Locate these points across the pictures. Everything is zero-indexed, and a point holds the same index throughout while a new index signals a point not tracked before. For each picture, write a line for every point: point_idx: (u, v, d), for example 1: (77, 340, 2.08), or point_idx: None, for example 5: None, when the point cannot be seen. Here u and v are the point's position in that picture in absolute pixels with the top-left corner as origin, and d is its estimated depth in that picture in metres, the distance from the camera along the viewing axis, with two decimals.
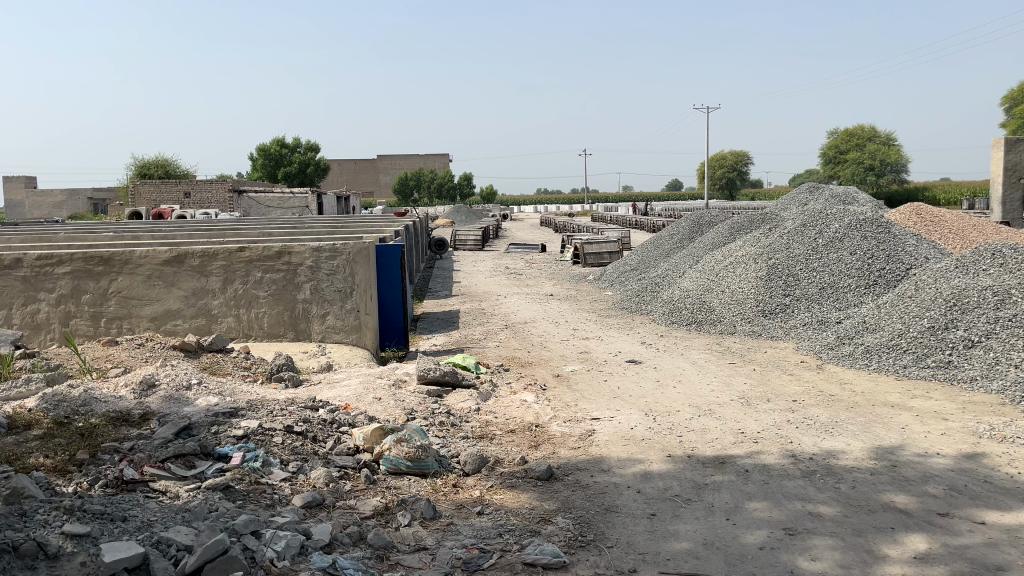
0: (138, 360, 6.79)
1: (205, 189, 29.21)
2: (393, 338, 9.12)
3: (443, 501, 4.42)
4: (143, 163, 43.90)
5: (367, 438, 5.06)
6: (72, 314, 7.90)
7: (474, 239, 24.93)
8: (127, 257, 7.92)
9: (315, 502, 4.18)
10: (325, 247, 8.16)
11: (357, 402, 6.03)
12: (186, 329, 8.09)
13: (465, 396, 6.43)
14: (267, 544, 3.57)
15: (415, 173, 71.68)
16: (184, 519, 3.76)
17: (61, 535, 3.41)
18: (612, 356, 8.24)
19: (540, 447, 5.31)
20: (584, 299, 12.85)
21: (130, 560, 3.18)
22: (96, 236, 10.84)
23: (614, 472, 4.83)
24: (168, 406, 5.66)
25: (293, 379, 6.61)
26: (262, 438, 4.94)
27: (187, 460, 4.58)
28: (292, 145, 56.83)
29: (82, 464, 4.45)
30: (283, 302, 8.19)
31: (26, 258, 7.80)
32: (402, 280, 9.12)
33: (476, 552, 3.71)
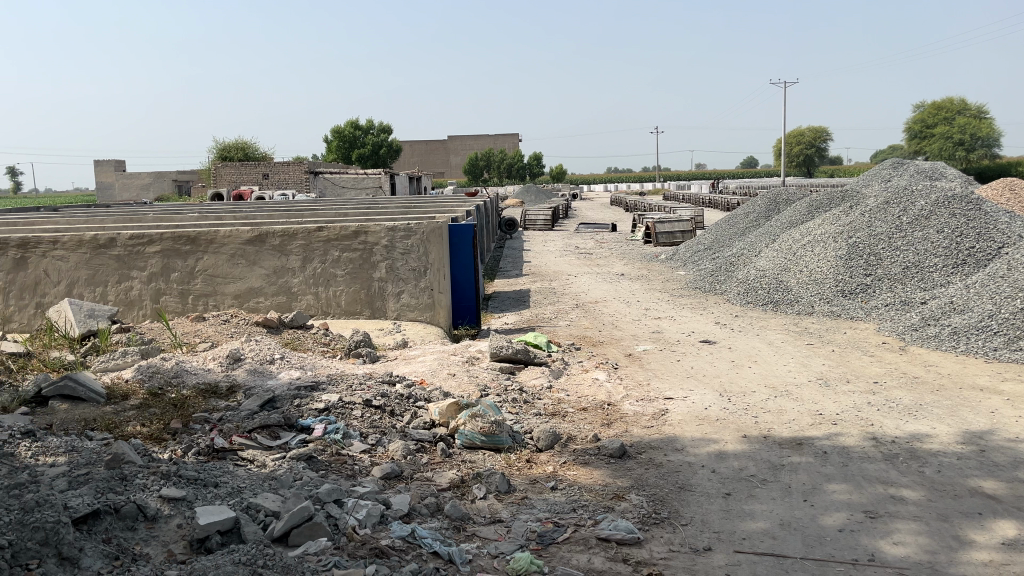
0: (224, 335, 7.07)
1: (283, 170, 30.03)
2: (465, 316, 9.25)
3: (518, 476, 4.49)
4: (223, 146, 45.33)
5: (443, 413, 5.17)
6: (162, 291, 8.28)
7: (545, 219, 24.96)
8: (212, 237, 8.22)
9: (394, 473, 4.31)
10: (400, 227, 8.30)
11: (433, 378, 6.17)
12: (268, 306, 8.38)
13: (538, 373, 6.49)
14: (349, 512, 3.70)
15: (486, 153, 71.89)
16: (271, 486, 3.94)
17: (159, 498, 3.63)
18: (685, 336, 8.16)
19: (613, 426, 5.32)
20: (656, 279, 12.73)
21: (222, 524, 3.35)
22: (182, 217, 11.29)
23: (687, 451, 4.81)
24: (253, 379, 5.89)
25: (370, 355, 6.79)
26: (343, 411, 5.11)
27: (272, 431, 4.77)
28: (365, 125, 57.68)
29: (174, 433, 4.68)
30: (360, 281, 8.39)
31: (119, 238, 8.17)
32: (474, 259, 9.22)
33: (550, 526, 3.77)
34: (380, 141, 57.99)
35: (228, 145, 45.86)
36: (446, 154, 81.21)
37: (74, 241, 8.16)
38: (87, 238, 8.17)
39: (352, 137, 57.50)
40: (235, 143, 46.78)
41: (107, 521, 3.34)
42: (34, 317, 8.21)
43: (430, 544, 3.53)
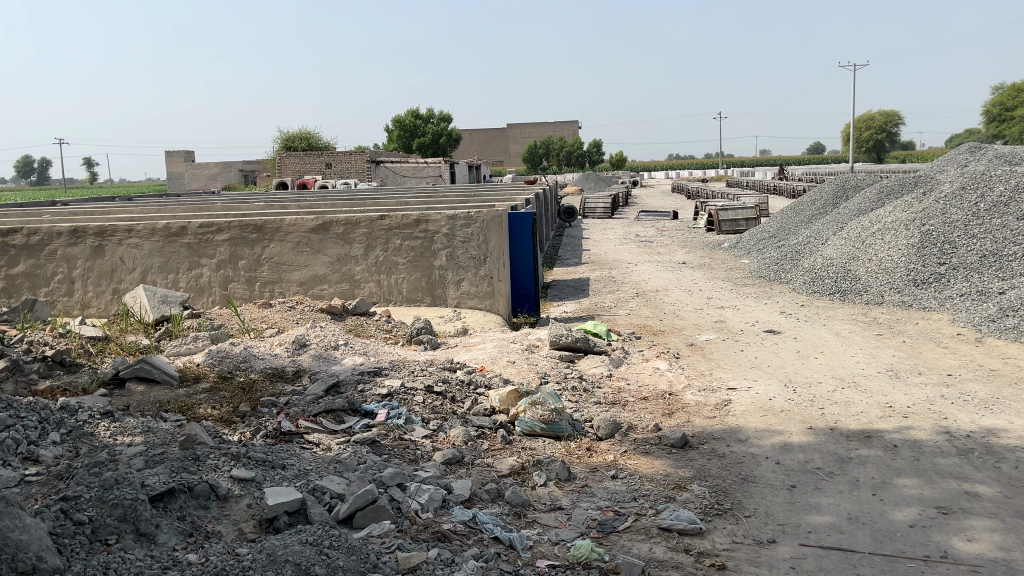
0: (290, 321, 7.24)
1: (346, 160, 30.52)
2: (525, 305, 9.27)
3: (578, 464, 4.49)
4: (288, 136, 46.26)
5: (503, 400, 5.20)
6: (230, 278, 8.51)
7: (604, 207, 24.81)
8: (278, 225, 8.41)
9: (455, 458, 4.36)
10: (460, 216, 8.35)
11: (493, 366, 6.20)
12: (331, 294, 8.54)
13: (598, 361, 6.47)
14: (411, 496, 3.76)
15: (545, 141, 71.68)
16: (336, 469, 4.03)
17: (230, 479, 3.75)
18: (749, 325, 8.02)
19: (675, 415, 5.27)
20: (719, 268, 12.53)
21: (290, 505, 3.45)
22: (249, 206, 11.56)
23: (751, 442, 4.74)
24: (318, 364, 6.03)
25: (432, 341, 6.86)
26: (405, 397, 5.18)
27: (337, 415, 4.88)
28: (426, 115, 58.11)
29: (243, 416, 4.82)
30: (421, 269, 8.48)
31: (190, 227, 8.43)
32: (534, 247, 9.22)
33: (611, 515, 3.77)
34: (440, 130, 58.36)
35: (292, 135, 46.76)
36: (506, 142, 81.26)
37: (148, 229, 8.44)
38: (159, 227, 8.45)
39: (413, 126, 58.03)
40: (299, 133, 47.69)
41: (181, 499, 3.46)
42: (111, 302, 8.53)
43: (491, 529, 3.56)
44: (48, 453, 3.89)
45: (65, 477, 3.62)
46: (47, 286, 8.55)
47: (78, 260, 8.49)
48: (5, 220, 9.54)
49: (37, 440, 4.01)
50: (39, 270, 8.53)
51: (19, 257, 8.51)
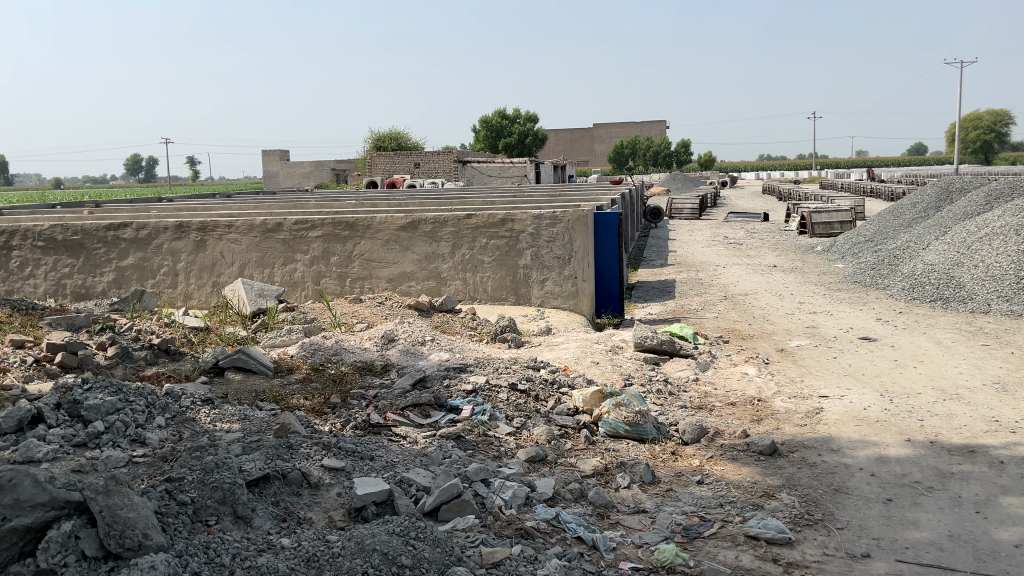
0: (379, 316, 7.41)
1: (434, 159, 31.01)
2: (609, 305, 9.21)
3: (663, 468, 4.43)
4: (378, 135, 47.33)
5: (587, 400, 5.18)
6: (323, 274, 8.77)
7: (692, 208, 24.42)
8: (369, 223, 8.62)
9: (539, 457, 4.38)
10: (546, 215, 8.37)
11: (577, 366, 6.19)
12: (419, 291, 8.69)
13: (683, 365, 6.37)
14: (495, 492, 3.80)
15: (632, 141, 71.01)
16: (422, 462, 4.11)
17: (321, 467, 3.88)
18: (843, 332, 7.75)
19: (763, 422, 5.15)
20: (811, 272, 12.15)
21: (378, 496, 3.54)
22: (340, 204, 11.83)
23: (843, 453, 4.58)
24: (406, 359, 6.16)
25: (516, 340, 6.90)
26: (489, 393, 5.24)
27: (423, 409, 4.97)
28: (512, 115, 58.40)
29: (334, 407, 4.97)
30: (506, 267, 8.54)
31: (286, 223, 8.73)
32: (620, 247, 9.15)
33: (696, 520, 3.71)
34: (526, 130, 58.57)
35: (382, 134, 47.75)
36: (591, 142, 80.86)
37: (246, 225, 8.79)
38: (257, 223, 8.79)
39: (500, 126, 58.48)
40: (388, 132, 48.71)
41: (275, 486, 3.60)
42: (211, 294, 8.92)
43: (574, 529, 3.56)
44: (153, 436, 4.11)
45: (169, 459, 3.81)
46: (153, 278, 8.98)
47: (182, 253, 8.90)
48: (115, 215, 10.07)
49: (144, 424, 4.24)
50: (146, 263, 8.97)
51: (128, 251, 8.98)
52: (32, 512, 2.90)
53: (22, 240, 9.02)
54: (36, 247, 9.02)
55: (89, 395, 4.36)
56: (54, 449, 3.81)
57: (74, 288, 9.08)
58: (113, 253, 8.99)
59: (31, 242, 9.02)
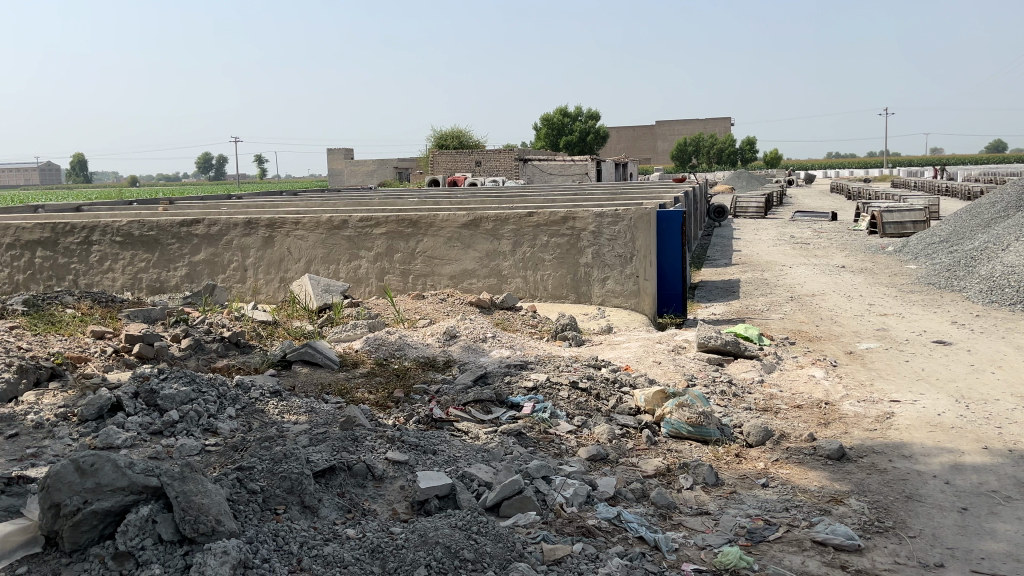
0: (441, 313, 7.48)
1: (495, 158, 31.18)
2: (671, 305, 9.11)
3: (727, 470, 4.37)
4: (441, 134, 47.75)
5: (649, 400, 5.12)
6: (386, 270, 8.91)
7: (757, 207, 23.96)
8: (431, 220, 8.71)
9: (600, 456, 4.36)
10: (608, 213, 8.32)
11: (638, 365, 6.15)
12: (480, 288, 8.75)
13: (748, 366, 6.26)
14: (556, 489, 3.80)
15: (695, 139, 70.09)
16: (484, 458, 4.14)
17: (386, 461, 3.96)
18: (915, 335, 7.51)
19: (831, 426, 5.03)
20: (882, 273, 11.80)
21: (440, 489, 3.58)
22: (404, 202, 11.95)
23: (916, 459, 4.44)
24: (467, 355, 6.20)
25: (576, 338, 6.87)
26: (550, 391, 5.24)
27: (485, 406, 5.01)
28: (574, 112, 58.20)
29: (397, 401, 5.04)
30: (567, 266, 8.52)
31: (351, 221, 8.89)
32: (683, 246, 9.04)
33: (761, 524, 3.65)
34: (587, 128, 58.32)
35: (444, 132, 48.18)
36: (654, 139, 80.04)
37: (313, 222, 8.98)
38: (323, 220, 8.97)
39: (561, 124, 58.38)
40: (450, 131, 49.07)
41: (341, 477, 3.68)
42: (279, 289, 9.14)
43: (636, 528, 3.53)
44: (225, 425, 4.23)
45: (240, 448, 3.92)
46: (223, 273, 9.24)
47: (251, 249, 9.14)
48: (188, 212, 10.40)
49: (216, 414, 4.38)
50: (217, 258, 9.24)
51: (201, 246, 9.26)
52: (111, 496, 3.02)
53: (101, 236, 9.39)
54: (115, 241, 9.38)
55: (165, 385, 4.53)
56: (131, 436, 3.97)
57: (150, 282, 9.41)
58: (186, 248, 9.29)
59: (110, 237, 9.38)
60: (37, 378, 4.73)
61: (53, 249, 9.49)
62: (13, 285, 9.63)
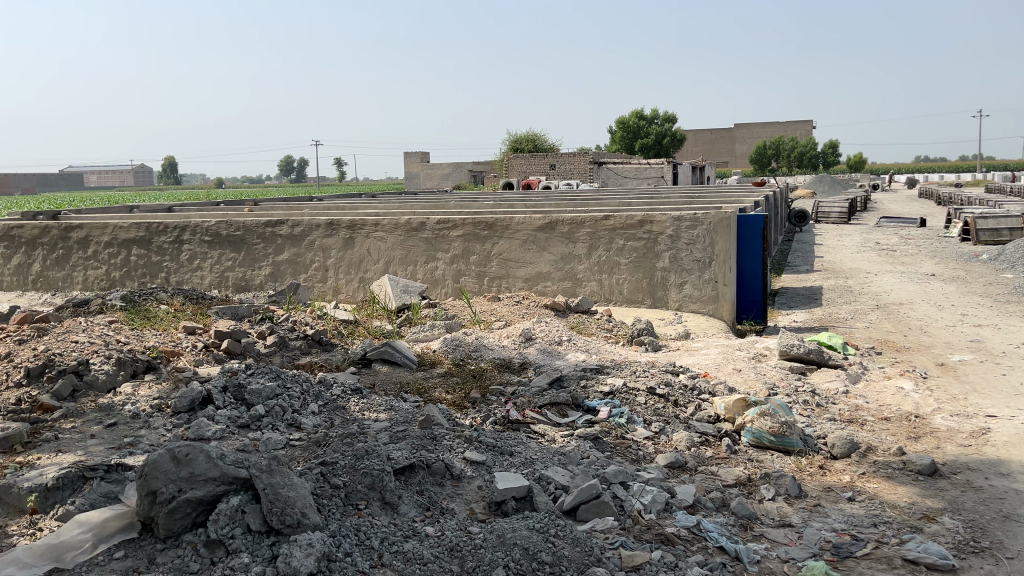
0: (517, 315, 7.50)
1: (570, 161, 31.14)
2: (750, 312, 8.92)
3: (810, 482, 4.24)
4: (516, 138, 47.97)
5: (729, 408, 5.01)
6: (462, 272, 9.00)
7: (840, 212, 23.25)
8: (507, 223, 8.75)
9: (678, 463, 4.30)
10: (687, 217, 8.20)
11: (717, 372, 6.04)
12: (555, 291, 8.74)
13: (832, 375, 6.07)
14: (634, 495, 3.77)
15: (774, 142, 68.48)
16: (561, 461, 4.13)
17: (463, 460, 3.99)
18: (1012, 348, 7.15)
19: (921, 440, 4.83)
20: (975, 282, 11.28)
21: (518, 491, 3.59)
22: (479, 204, 12.09)
23: (1015, 478, 4.22)
24: (543, 358, 6.20)
25: (653, 343, 6.79)
26: (627, 396, 5.20)
27: (561, 409, 5.01)
28: (650, 116, 57.61)
29: (474, 402, 5.09)
30: (644, 269, 8.43)
31: (428, 223, 9.01)
32: (763, 252, 8.83)
33: (848, 538, 3.53)
34: (664, 130, 57.65)
35: (518, 136, 48.37)
36: (732, 143, 78.56)
37: (392, 224, 9.14)
38: (402, 222, 9.11)
39: (637, 127, 57.89)
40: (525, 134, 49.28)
41: (420, 475, 3.73)
42: (358, 289, 9.34)
43: (716, 538, 3.46)
44: (308, 421, 4.34)
45: (322, 443, 4.02)
46: (305, 272, 9.49)
47: (333, 249, 9.36)
48: (272, 213, 10.71)
49: (300, 409, 4.50)
50: (299, 258, 9.49)
51: (284, 246, 9.52)
52: (204, 486, 3.14)
53: (192, 235, 9.77)
54: (204, 241, 9.75)
55: (252, 380, 4.69)
56: (221, 428, 4.12)
57: (236, 280, 9.74)
58: (271, 248, 9.57)
59: (200, 237, 9.76)
60: (134, 370, 4.96)
61: (148, 248, 9.93)
62: (110, 281, 10.11)
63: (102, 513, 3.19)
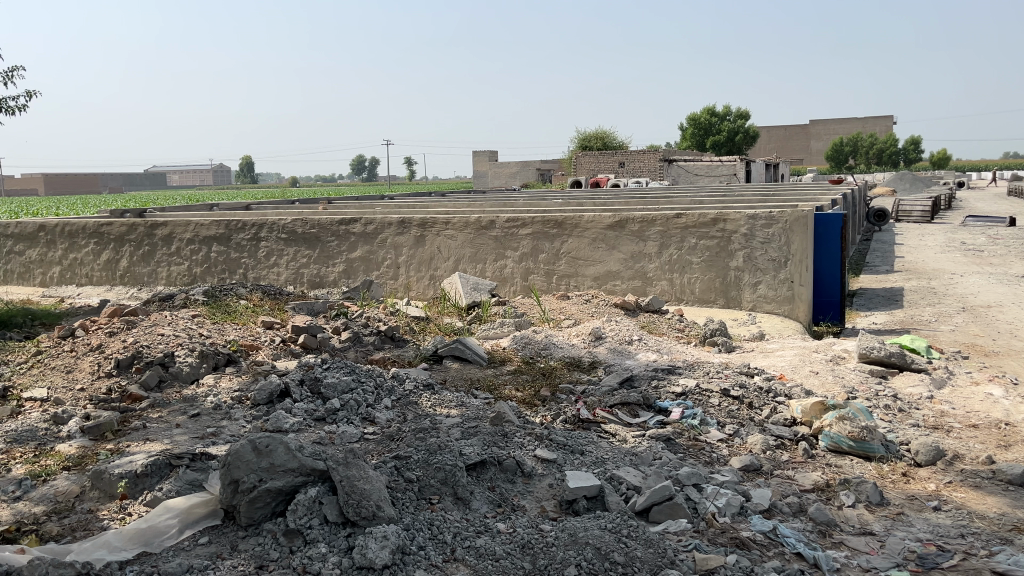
0: (586, 314, 7.47)
1: (639, 159, 30.84)
2: (827, 313, 8.67)
3: (893, 490, 4.10)
4: (585, 136, 47.75)
5: (806, 411, 4.88)
6: (531, 270, 9.01)
7: (922, 211, 22.40)
8: (577, 221, 8.72)
9: (753, 466, 4.21)
10: (762, 215, 8.02)
11: (793, 374, 5.89)
12: (624, 290, 8.67)
13: (915, 380, 5.85)
14: (708, 498, 3.70)
15: (851, 138, 66.44)
16: (632, 461, 4.09)
17: (534, 458, 4.00)
18: None
19: (1012, 448, 4.61)
20: None
21: (589, 490, 3.57)
22: (549, 203, 12.11)
23: None
24: (613, 357, 6.16)
25: (726, 344, 6.66)
26: (700, 397, 5.12)
27: (632, 409, 4.97)
28: (721, 113, 56.56)
29: (543, 400, 5.09)
30: (716, 269, 8.29)
31: (498, 221, 9.05)
32: (842, 251, 8.57)
33: (933, 549, 3.40)
34: (736, 127, 56.54)
35: (587, 134, 48.17)
36: (806, 139, 76.55)
37: (462, 222, 9.20)
38: (472, 220, 9.17)
39: (708, 124, 56.94)
40: (594, 132, 49.07)
41: (491, 471, 3.75)
42: (429, 286, 9.45)
43: (793, 544, 3.37)
44: (382, 415, 4.41)
45: (396, 437, 4.08)
46: (377, 269, 9.65)
47: (404, 247, 9.50)
48: (345, 211, 10.91)
49: (374, 403, 4.58)
50: (372, 255, 9.65)
51: (357, 243, 9.70)
52: (283, 476, 3.23)
53: (269, 232, 10.05)
54: (280, 238, 10.01)
55: (328, 374, 4.80)
56: (298, 421, 4.22)
57: (310, 277, 9.96)
58: (344, 245, 9.76)
59: (276, 234, 10.03)
60: (216, 363, 5.11)
61: (227, 245, 10.26)
62: (191, 277, 10.48)
63: (187, 500, 3.30)
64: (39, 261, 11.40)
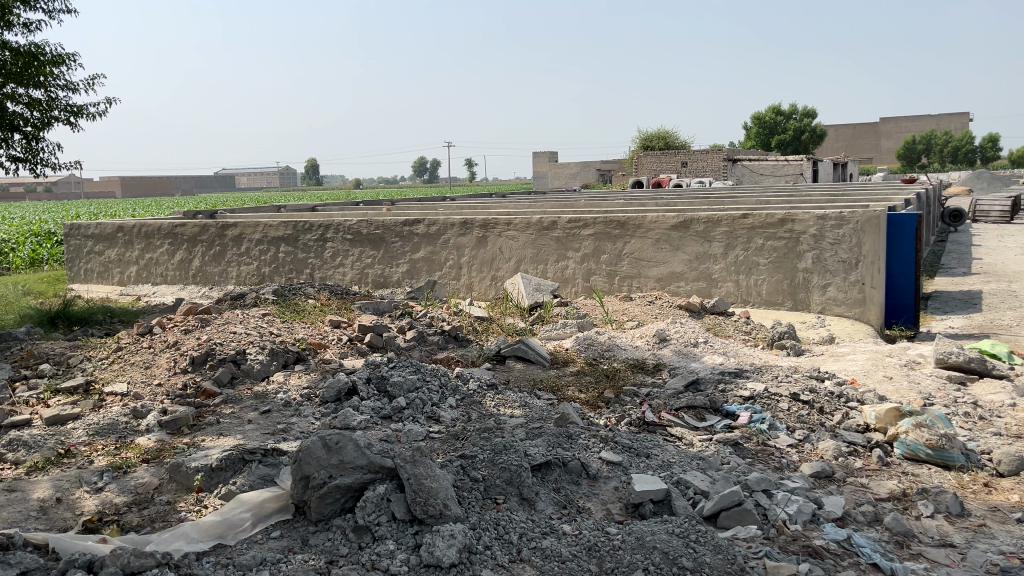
0: (650, 315, 7.39)
1: (702, 159, 30.42)
2: (901, 316, 8.39)
3: (974, 501, 3.94)
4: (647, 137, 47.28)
5: (880, 418, 4.73)
6: (593, 271, 8.97)
7: (1001, 210, 21.52)
8: (640, 222, 8.65)
9: (825, 473, 4.11)
10: (832, 215, 7.81)
11: (865, 380, 5.72)
12: (688, 292, 8.55)
13: (997, 387, 5.61)
14: (778, 504, 3.62)
15: (924, 136, 64.28)
16: (699, 466, 4.03)
17: (599, 460, 3.97)
18: None
19: None
20: None
21: (656, 494, 3.52)
22: (610, 203, 12.04)
23: None
24: (678, 359, 6.08)
25: (795, 348, 6.51)
26: (769, 401, 5.01)
27: (698, 412, 4.89)
28: (787, 111, 55.34)
29: (608, 401, 5.05)
30: (784, 270, 8.11)
31: (560, 222, 9.03)
32: (916, 252, 8.28)
33: (1019, 563, 3.25)
34: (802, 126, 55.24)
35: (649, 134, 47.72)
36: (876, 138, 74.34)
37: (524, 223, 9.21)
38: (534, 221, 9.17)
39: (773, 122, 55.80)
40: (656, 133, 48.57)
41: (556, 473, 3.74)
42: (490, 286, 9.48)
43: (869, 554, 3.26)
44: (447, 414, 4.44)
45: (461, 437, 4.10)
46: (440, 270, 9.73)
47: (466, 248, 9.55)
48: (409, 212, 11.04)
49: (438, 402, 4.61)
50: (435, 256, 9.74)
51: (420, 244, 9.79)
52: (352, 473, 3.28)
53: (334, 233, 10.23)
54: (346, 239, 10.18)
55: (394, 372, 4.86)
56: (366, 419, 4.29)
57: (375, 277, 10.11)
58: (407, 246, 9.87)
59: (341, 235, 10.20)
60: (285, 360, 5.23)
61: (294, 245, 10.48)
62: (260, 276, 10.75)
63: (261, 495, 3.38)
64: (117, 261, 11.85)
